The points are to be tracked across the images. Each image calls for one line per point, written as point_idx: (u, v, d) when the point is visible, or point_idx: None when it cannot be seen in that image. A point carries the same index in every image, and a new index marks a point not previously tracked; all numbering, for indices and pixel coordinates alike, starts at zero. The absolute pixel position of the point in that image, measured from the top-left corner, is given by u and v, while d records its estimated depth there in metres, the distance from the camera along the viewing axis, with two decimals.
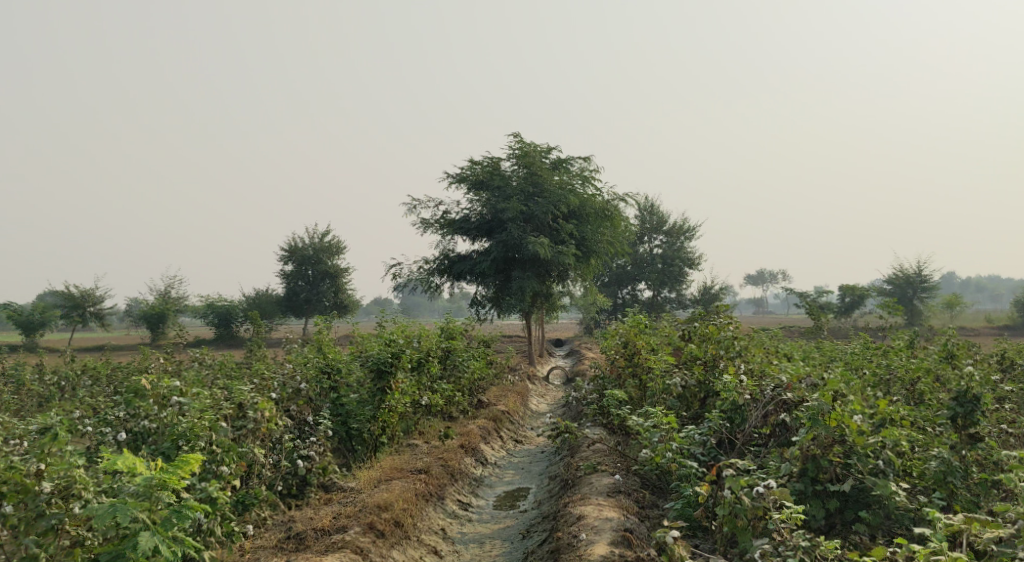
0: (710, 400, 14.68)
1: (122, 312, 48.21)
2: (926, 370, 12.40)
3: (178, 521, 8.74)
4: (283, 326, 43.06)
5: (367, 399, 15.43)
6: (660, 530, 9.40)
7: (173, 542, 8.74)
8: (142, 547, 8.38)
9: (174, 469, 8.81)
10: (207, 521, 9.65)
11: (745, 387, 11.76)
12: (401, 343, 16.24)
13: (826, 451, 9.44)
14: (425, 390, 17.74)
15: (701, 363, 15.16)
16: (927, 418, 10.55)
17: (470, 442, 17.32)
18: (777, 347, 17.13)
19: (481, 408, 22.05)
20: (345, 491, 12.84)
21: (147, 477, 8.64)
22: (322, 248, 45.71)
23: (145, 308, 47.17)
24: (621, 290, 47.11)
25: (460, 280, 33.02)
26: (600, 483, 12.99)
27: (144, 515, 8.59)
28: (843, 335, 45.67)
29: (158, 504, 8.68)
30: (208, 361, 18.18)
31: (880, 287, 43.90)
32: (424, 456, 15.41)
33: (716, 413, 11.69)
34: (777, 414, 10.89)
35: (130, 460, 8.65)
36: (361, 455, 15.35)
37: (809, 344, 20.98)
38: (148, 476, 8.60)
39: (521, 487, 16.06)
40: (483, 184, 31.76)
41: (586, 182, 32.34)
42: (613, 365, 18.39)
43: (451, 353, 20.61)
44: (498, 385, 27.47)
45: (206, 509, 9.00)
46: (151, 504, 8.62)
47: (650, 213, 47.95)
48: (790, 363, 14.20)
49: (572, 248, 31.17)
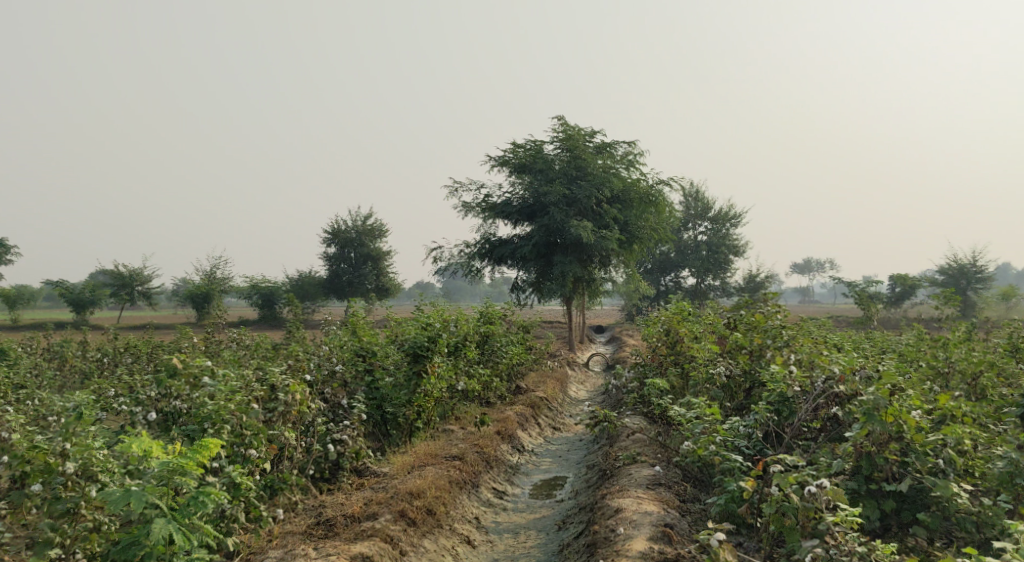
0: (756, 390, 14.18)
1: (168, 291, 48.55)
2: (987, 365, 11.86)
3: (196, 507, 8.52)
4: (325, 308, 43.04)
5: (403, 383, 15.15)
6: (704, 532, 8.97)
7: (190, 530, 8.53)
8: (156, 535, 8.16)
9: (191, 455, 8.65)
10: (230, 506, 9.39)
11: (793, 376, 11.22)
12: (439, 326, 15.92)
13: (882, 448, 8.95)
14: (462, 374, 17.44)
15: (747, 352, 14.63)
16: (989, 415, 10.10)
17: (507, 429, 16.98)
18: (826, 337, 16.58)
19: (519, 394, 21.73)
20: (379, 476, 12.56)
21: (165, 460, 8.53)
22: (365, 230, 45.60)
23: (190, 287, 47.37)
24: (664, 277, 46.46)
25: (501, 264, 32.65)
26: (640, 475, 12.55)
27: (162, 500, 8.44)
28: (893, 326, 44.60)
29: (177, 489, 8.55)
30: (246, 341, 18.04)
31: (932, 277, 42.76)
32: (459, 442, 15.06)
33: (763, 405, 11.19)
34: (828, 407, 10.32)
35: (146, 443, 8.54)
36: (395, 440, 15.27)
37: (858, 335, 20.36)
38: (162, 462, 8.47)
39: (559, 476, 15.68)
40: (525, 167, 31.28)
41: (630, 166, 31.73)
42: (655, 352, 17.92)
43: (490, 338, 20.29)
44: (538, 371, 27.12)
45: (226, 496, 8.71)
46: (169, 489, 8.49)
47: (695, 198, 47.16)
48: (841, 354, 13.66)
49: (616, 233, 30.67)
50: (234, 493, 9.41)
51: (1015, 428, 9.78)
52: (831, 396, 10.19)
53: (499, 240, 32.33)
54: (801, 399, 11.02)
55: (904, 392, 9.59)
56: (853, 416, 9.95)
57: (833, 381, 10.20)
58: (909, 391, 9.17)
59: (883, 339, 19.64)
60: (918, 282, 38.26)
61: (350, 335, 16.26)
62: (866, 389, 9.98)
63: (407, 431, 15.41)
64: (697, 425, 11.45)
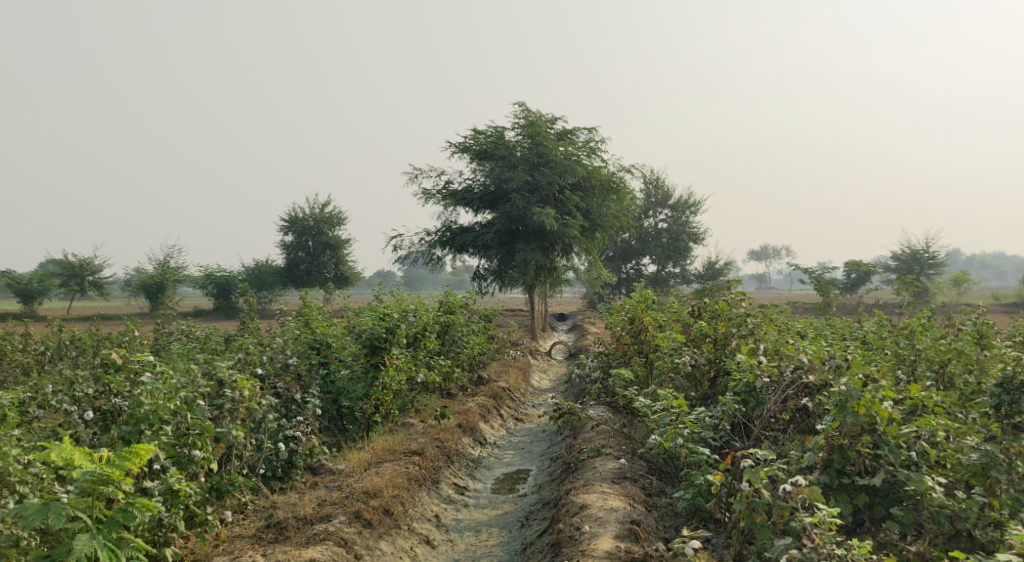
0: (721, 379, 13.90)
1: (121, 281, 47.43)
2: (954, 353, 11.68)
3: (125, 520, 8.25)
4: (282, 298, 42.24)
5: (359, 376, 14.68)
6: (678, 540, 8.62)
7: (117, 544, 8.24)
8: (79, 551, 7.83)
9: (121, 461, 8.31)
10: (168, 514, 8.98)
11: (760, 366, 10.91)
12: (396, 316, 15.45)
13: (854, 440, 8.67)
14: (422, 366, 16.99)
15: (711, 341, 14.33)
16: (960, 405, 9.91)
17: (468, 421, 16.57)
18: (790, 325, 16.36)
19: (481, 384, 21.34)
20: (335, 474, 12.19)
21: (91, 469, 8.16)
22: (323, 218, 44.84)
23: (144, 277, 46.31)
24: (625, 265, 46.29)
25: (462, 252, 32.17)
26: (604, 468, 12.20)
27: (87, 512, 8.16)
28: (851, 312, 44.77)
29: (102, 500, 8.25)
30: (196, 334, 17.44)
31: (886, 264, 43.04)
32: (419, 437, 14.61)
33: (730, 396, 10.88)
34: (797, 399, 9.98)
35: (69, 451, 8.14)
36: (352, 435, 14.88)
37: (821, 322, 20.24)
38: (86, 472, 8.08)
39: (522, 470, 15.30)
40: (486, 154, 30.77)
41: (592, 153, 31.36)
42: (617, 341, 17.59)
43: (451, 328, 19.87)
44: (499, 361, 26.73)
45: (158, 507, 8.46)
46: (93, 500, 8.20)
47: (656, 186, 46.99)
48: (807, 342, 13.41)
49: (578, 220, 30.33)
50: (171, 501, 8.99)
51: (989, 418, 9.58)
52: (801, 386, 9.85)
53: (461, 228, 31.83)
54: (769, 389, 10.70)
55: (875, 382, 9.34)
56: (823, 407, 9.66)
57: (802, 370, 9.88)
58: (882, 382, 8.90)
59: (845, 326, 19.51)
60: (874, 269, 38.42)
61: (303, 327, 15.75)
62: (836, 379, 9.70)
63: (363, 425, 14.99)
64: (663, 417, 11.11)
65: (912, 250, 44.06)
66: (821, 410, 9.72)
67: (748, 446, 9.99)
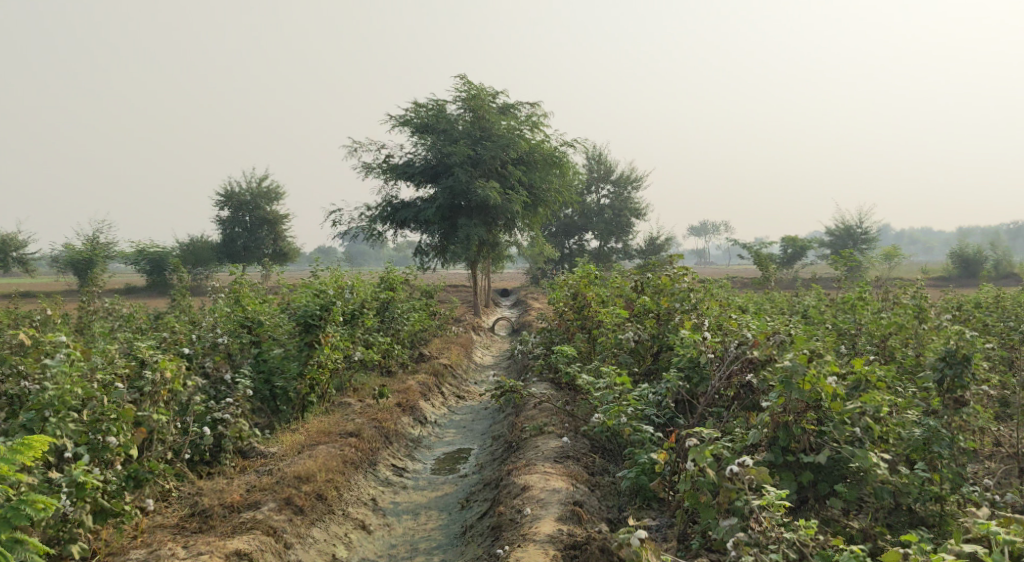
0: (664, 355, 13.71)
1: (49, 258, 45.86)
2: (896, 327, 11.59)
3: (14, 520, 7.85)
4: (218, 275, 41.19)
5: (293, 355, 14.18)
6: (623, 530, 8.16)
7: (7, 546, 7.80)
8: None
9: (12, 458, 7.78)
10: (73, 509, 8.54)
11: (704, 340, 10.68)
12: (332, 293, 14.95)
13: (799, 417, 8.45)
14: (359, 344, 16.52)
15: (654, 317, 14.11)
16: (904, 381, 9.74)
17: (408, 400, 16.17)
18: (733, 300, 16.25)
19: (421, 361, 20.93)
20: (266, 457, 11.86)
21: None
22: (260, 193, 43.77)
23: (72, 253, 44.80)
24: (568, 240, 46.15)
25: (403, 227, 31.58)
26: (546, 447, 11.92)
27: None
28: (789, 286, 45.27)
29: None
30: (122, 313, 16.75)
31: (822, 238, 43.61)
32: (356, 417, 14.16)
33: (674, 373, 10.65)
34: (741, 374, 9.73)
35: None
36: (286, 416, 14.47)
37: (761, 296, 20.22)
38: None
39: (463, 449, 14.96)
40: (427, 127, 30.03)
41: (535, 127, 30.96)
42: (560, 317, 17.29)
43: (389, 305, 19.42)
44: (441, 337, 26.31)
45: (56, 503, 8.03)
46: None
47: (598, 161, 46.82)
48: (750, 317, 13.30)
49: (521, 195, 29.98)
50: (76, 494, 8.56)
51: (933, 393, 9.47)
52: (746, 363, 9.61)
53: (402, 203, 31.23)
54: (714, 365, 10.48)
55: (821, 356, 9.13)
56: (768, 382, 9.44)
57: (746, 345, 9.64)
58: (828, 356, 8.69)
59: (786, 301, 19.50)
60: (809, 245, 38.84)
61: (234, 305, 15.17)
62: (785, 354, 9.44)
63: (298, 406, 14.57)
64: (605, 394, 10.85)
65: (848, 224, 44.66)
66: (766, 386, 9.50)
67: (692, 424, 9.77)
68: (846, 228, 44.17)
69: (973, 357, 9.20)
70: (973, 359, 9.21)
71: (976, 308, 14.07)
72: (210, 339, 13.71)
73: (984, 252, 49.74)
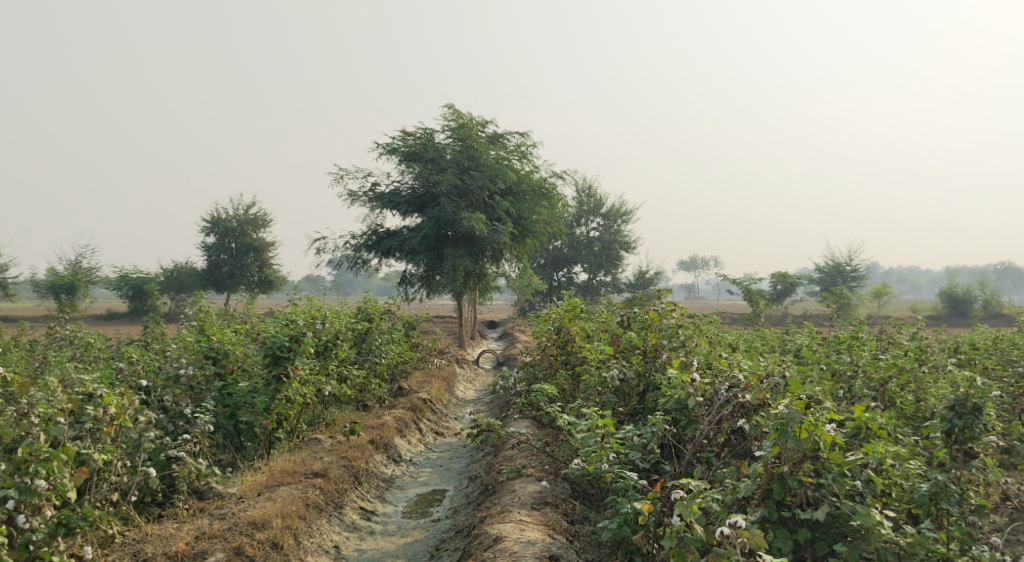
0: (650, 394, 13.03)
1: (30, 282, 44.97)
2: (896, 370, 10.91)
3: None
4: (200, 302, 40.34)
5: (259, 390, 13.50)
6: None
7: None
8: None
9: None
10: None
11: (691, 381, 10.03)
12: (303, 324, 14.28)
13: (795, 468, 7.73)
14: (332, 377, 15.79)
15: (641, 354, 13.47)
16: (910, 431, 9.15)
17: (382, 438, 15.42)
18: (723, 338, 15.61)
19: (400, 395, 20.17)
20: (223, 499, 11.14)
21: None
22: (248, 219, 43.04)
23: (54, 277, 43.95)
24: (556, 273, 45.52)
25: (389, 257, 30.88)
26: (524, 491, 11.19)
27: None
28: (780, 323, 44.64)
29: None
30: (85, 341, 15.99)
31: (812, 275, 43.12)
32: (324, 455, 13.41)
33: (660, 416, 9.98)
34: (733, 420, 9.05)
35: None
36: (250, 453, 13.75)
37: (753, 334, 19.55)
38: None
39: (438, 490, 14.20)
40: (415, 155, 29.49)
41: (524, 157, 30.44)
42: (543, 352, 16.59)
43: (368, 337, 18.72)
44: (422, 369, 25.52)
45: None
46: None
47: (588, 194, 46.37)
48: (741, 357, 12.66)
49: (508, 226, 29.38)
50: None
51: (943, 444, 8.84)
52: (738, 407, 8.94)
53: (387, 232, 30.58)
54: (702, 409, 9.82)
55: (819, 401, 8.46)
56: (761, 429, 8.75)
57: (739, 390, 8.98)
58: (828, 402, 8.00)
59: (778, 339, 18.86)
60: (798, 281, 38.36)
61: (200, 335, 14.47)
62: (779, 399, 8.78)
63: (263, 442, 13.86)
64: (586, 438, 10.17)
65: (838, 262, 44.18)
66: (759, 433, 8.82)
67: (680, 472, 9.07)
68: (836, 266, 43.79)
69: (985, 407, 8.56)
70: (985, 409, 8.57)
71: (977, 351, 13.43)
72: (171, 371, 13.10)
73: (974, 292, 49.45)
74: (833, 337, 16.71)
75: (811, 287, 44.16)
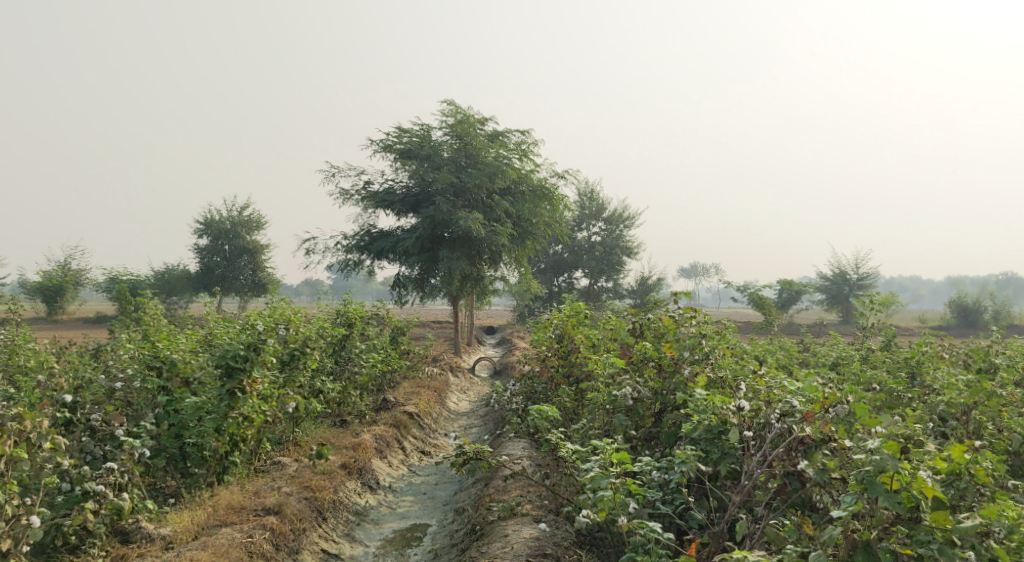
0: (669, 414, 10.94)
1: (16, 284, 42.98)
2: (984, 394, 8.81)
3: None
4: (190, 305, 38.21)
5: (209, 407, 11.54)
6: None
7: None
8: None
9: None
10: None
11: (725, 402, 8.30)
12: (265, 329, 12.35)
13: (886, 534, 6.82)
14: (300, 392, 13.84)
15: (655, 367, 11.53)
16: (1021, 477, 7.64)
17: (356, 461, 13.43)
18: (750, 351, 13.66)
19: (384, 409, 18.16)
20: (151, 543, 9.40)
21: None
22: (241, 221, 41.01)
23: (40, 278, 41.96)
24: (557, 278, 43.52)
25: (381, 259, 28.79)
26: (517, 538, 9.26)
27: None
28: (790, 330, 42.48)
29: None
30: (24, 346, 14.03)
31: (816, 282, 41.27)
32: (282, 484, 11.40)
33: (690, 451, 7.96)
34: (793, 458, 7.51)
35: None
36: (198, 480, 11.74)
37: (775, 344, 17.52)
38: None
39: (418, 524, 12.22)
40: (412, 153, 27.49)
41: (524, 155, 28.46)
42: (542, 363, 14.54)
43: (347, 344, 16.75)
44: (413, 380, 23.48)
45: None
46: None
47: (590, 198, 44.43)
48: (775, 373, 10.76)
49: (508, 228, 27.38)
50: None
51: None
52: (801, 443, 7.47)
53: (381, 232, 28.55)
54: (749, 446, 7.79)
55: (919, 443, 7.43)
56: (829, 473, 7.23)
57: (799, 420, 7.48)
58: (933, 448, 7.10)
59: (804, 352, 16.85)
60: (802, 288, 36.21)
61: (146, 343, 12.50)
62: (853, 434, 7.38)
63: (214, 467, 11.82)
64: (598, 478, 8.01)
65: (845, 270, 42.21)
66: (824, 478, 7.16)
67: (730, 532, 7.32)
68: (841, 274, 41.74)
69: None
70: None
71: None
72: (104, 386, 11.36)
73: (983, 301, 47.31)
74: (869, 355, 14.76)
75: (815, 296, 42.11)
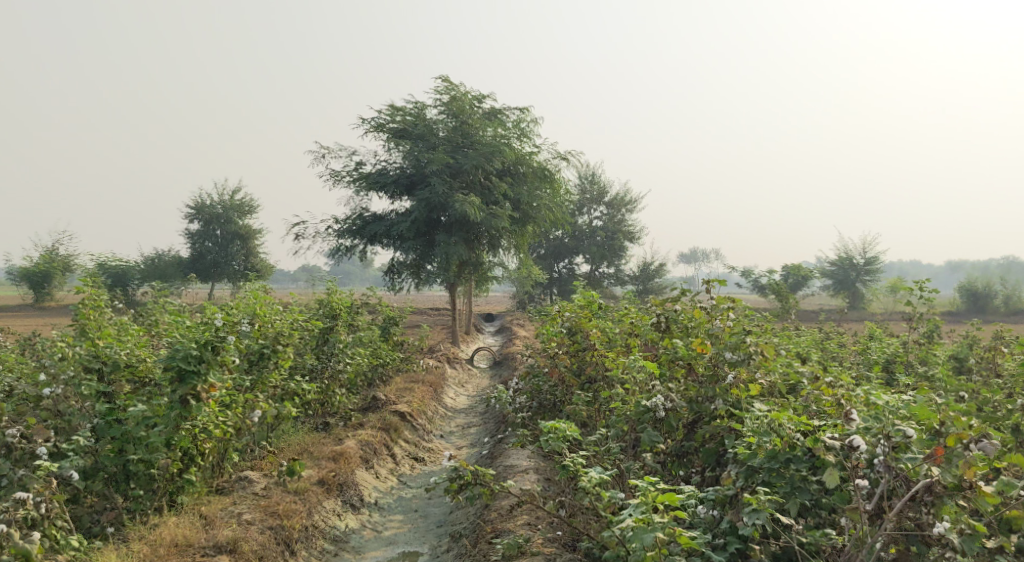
0: (703, 428, 9.16)
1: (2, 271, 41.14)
2: None
3: None
4: (180, 292, 36.29)
5: (157, 417, 9.63)
6: None
7: None
8: None
9: None
10: None
11: (791, 424, 7.06)
12: (224, 326, 10.48)
13: None
14: (272, 397, 12.04)
15: (686, 370, 9.69)
16: None
17: (336, 476, 11.55)
18: (792, 349, 11.82)
19: (373, 408, 16.31)
20: None
21: None
22: (234, 205, 39.08)
23: (26, 265, 40.06)
24: (557, 264, 41.68)
25: (374, 244, 26.84)
26: None
27: None
28: (809, 320, 41.08)
29: None
30: None
31: (821, 267, 39.59)
32: (244, 510, 9.73)
33: (764, 498, 6.63)
34: (920, 515, 6.53)
35: None
36: (144, 504, 9.83)
37: (809, 336, 15.66)
38: None
39: (407, 552, 10.40)
40: (404, 132, 25.52)
41: (524, 134, 26.53)
42: (550, 362, 12.63)
43: (331, 339, 14.88)
44: (407, 374, 21.67)
45: None
46: None
47: (591, 181, 42.52)
48: (833, 379, 8.93)
49: (507, 211, 25.43)
50: None
51: None
52: (929, 492, 6.45)
53: (373, 216, 26.60)
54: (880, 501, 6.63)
55: None
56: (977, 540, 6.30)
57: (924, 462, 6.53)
58: None
59: (839, 347, 14.96)
60: (812, 274, 34.24)
61: (83, 339, 10.54)
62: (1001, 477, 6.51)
63: (164, 488, 9.96)
64: (642, 532, 6.42)
65: (852, 256, 40.36)
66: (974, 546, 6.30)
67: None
68: (848, 259, 39.80)
69: None
70: None
71: None
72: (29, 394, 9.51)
73: (994, 286, 45.30)
74: (922, 354, 12.90)
75: (821, 283, 40.12)
